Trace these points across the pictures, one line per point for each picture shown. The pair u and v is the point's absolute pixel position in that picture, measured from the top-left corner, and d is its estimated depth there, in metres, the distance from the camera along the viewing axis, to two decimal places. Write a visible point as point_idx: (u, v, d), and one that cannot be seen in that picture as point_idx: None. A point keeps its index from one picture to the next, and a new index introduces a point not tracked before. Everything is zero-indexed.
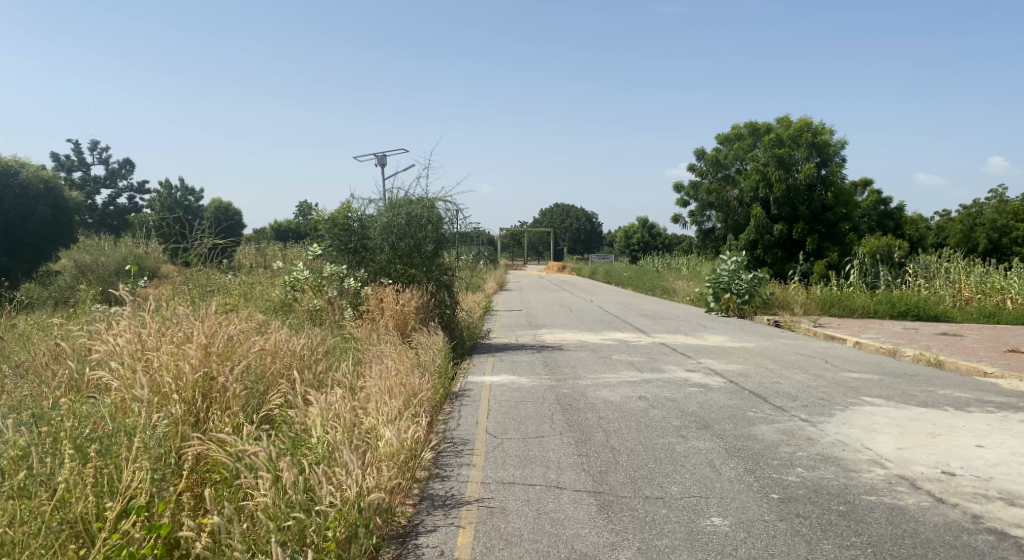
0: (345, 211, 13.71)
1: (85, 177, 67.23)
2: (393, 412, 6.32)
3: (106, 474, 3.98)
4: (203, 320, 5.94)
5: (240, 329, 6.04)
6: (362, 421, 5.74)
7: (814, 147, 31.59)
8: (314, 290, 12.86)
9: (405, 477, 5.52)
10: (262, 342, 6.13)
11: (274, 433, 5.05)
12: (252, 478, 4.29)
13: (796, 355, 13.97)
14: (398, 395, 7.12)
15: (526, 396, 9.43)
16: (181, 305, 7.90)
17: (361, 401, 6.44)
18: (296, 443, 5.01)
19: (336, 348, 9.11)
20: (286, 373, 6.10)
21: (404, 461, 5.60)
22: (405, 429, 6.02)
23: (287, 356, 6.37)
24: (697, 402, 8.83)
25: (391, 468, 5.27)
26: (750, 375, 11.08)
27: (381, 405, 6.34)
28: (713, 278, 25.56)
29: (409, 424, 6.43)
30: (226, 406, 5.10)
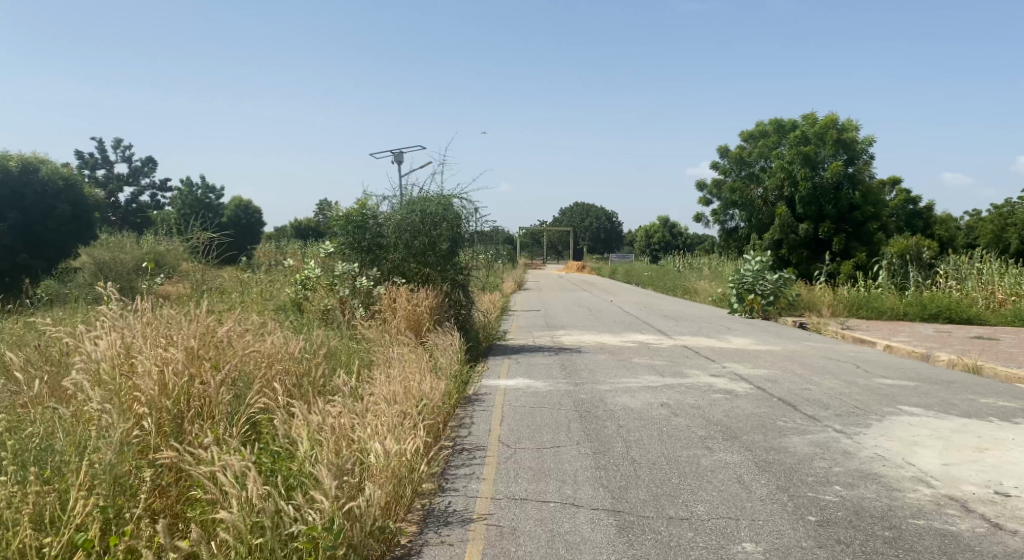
0: (358, 208, 13.35)
1: (108, 175, 67.71)
2: (396, 422, 5.90)
3: (55, 501, 3.62)
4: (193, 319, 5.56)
5: (231, 329, 5.65)
6: (361, 430, 5.32)
7: (841, 144, 30.82)
8: (326, 290, 12.54)
9: (403, 492, 5.08)
10: (256, 344, 5.73)
11: (258, 446, 4.66)
12: (224, 500, 3.90)
13: (825, 359, 13.44)
14: (404, 401, 6.69)
15: (543, 402, 9.00)
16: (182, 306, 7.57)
17: (362, 409, 6.04)
18: (282, 456, 4.61)
19: (345, 350, 8.73)
20: (280, 377, 5.70)
21: (403, 474, 5.15)
22: (407, 438, 5.59)
23: (284, 358, 5.97)
24: (722, 410, 8.35)
25: (387, 483, 4.85)
26: (777, 380, 10.57)
27: (384, 413, 5.94)
28: (737, 278, 24.96)
29: (412, 433, 6.00)
30: (207, 414, 4.73)
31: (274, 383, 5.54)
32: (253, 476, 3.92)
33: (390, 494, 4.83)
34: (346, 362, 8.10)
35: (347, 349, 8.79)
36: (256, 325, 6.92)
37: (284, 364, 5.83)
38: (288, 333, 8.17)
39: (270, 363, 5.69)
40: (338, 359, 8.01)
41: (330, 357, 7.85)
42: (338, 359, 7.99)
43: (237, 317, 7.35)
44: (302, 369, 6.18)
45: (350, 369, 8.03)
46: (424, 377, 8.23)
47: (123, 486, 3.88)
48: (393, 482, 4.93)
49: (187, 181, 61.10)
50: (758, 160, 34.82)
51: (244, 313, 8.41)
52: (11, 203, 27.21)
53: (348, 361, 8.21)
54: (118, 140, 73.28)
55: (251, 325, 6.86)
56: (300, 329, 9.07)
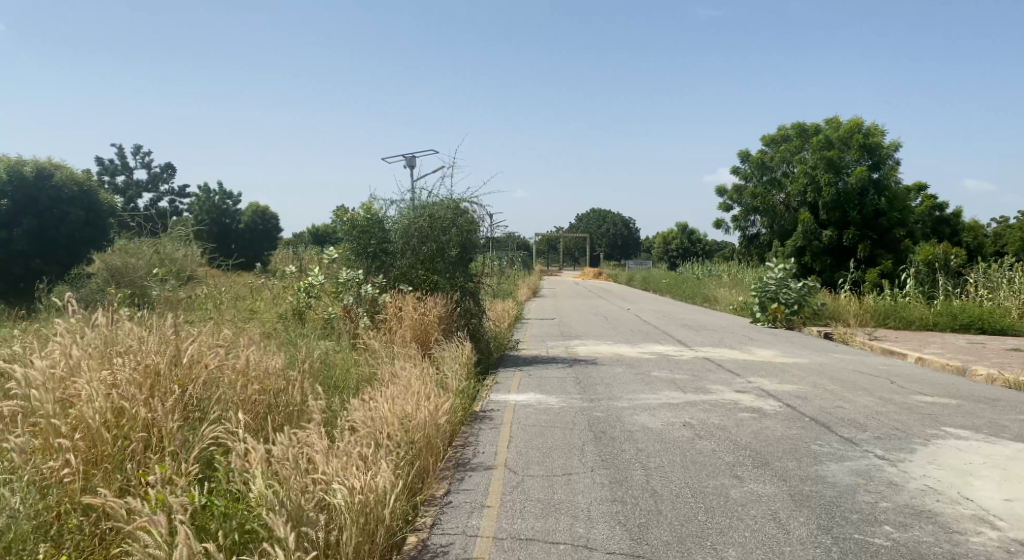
0: (364, 212, 12.78)
1: (127, 182, 67.75)
2: (372, 452, 5.31)
3: None
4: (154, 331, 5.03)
5: (196, 344, 5.12)
6: (331, 463, 4.75)
7: (866, 149, 29.97)
8: (330, 298, 11.98)
9: (378, 532, 4.51)
10: (225, 359, 5.20)
11: (210, 485, 4.17)
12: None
13: (856, 373, 12.70)
14: (394, 421, 6.09)
15: (555, 421, 8.33)
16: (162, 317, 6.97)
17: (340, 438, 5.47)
18: (234, 498, 4.10)
19: (344, 363, 8.10)
20: (249, 398, 5.16)
21: (379, 510, 4.57)
22: (386, 467, 5.02)
23: (258, 376, 5.42)
24: (750, 433, 7.67)
25: (356, 525, 4.29)
26: (808, 397, 9.85)
27: (359, 443, 5.35)
28: (759, 287, 24.12)
29: (396, 461, 5.42)
30: (154, 445, 4.24)
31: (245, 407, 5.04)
32: (183, 531, 3.44)
33: (359, 538, 4.27)
34: (341, 380, 7.47)
35: (343, 363, 8.14)
36: (238, 342, 6.41)
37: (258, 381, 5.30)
38: (277, 346, 7.64)
39: (242, 382, 5.18)
40: (332, 377, 7.39)
41: (321, 375, 7.24)
42: (333, 377, 7.36)
43: (219, 333, 6.79)
44: (284, 385, 5.65)
45: (346, 388, 7.41)
46: (427, 393, 7.60)
47: (34, 547, 3.45)
48: (363, 523, 4.36)
49: (203, 187, 60.88)
50: (780, 165, 33.95)
51: (235, 330, 7.84)
52: (26, 208, 26.38)
53: (346, 379, 7.59)
54: (136, 147, 73.34)
55: (232, 343, 6.36)
56: (294, 342, 8.45)
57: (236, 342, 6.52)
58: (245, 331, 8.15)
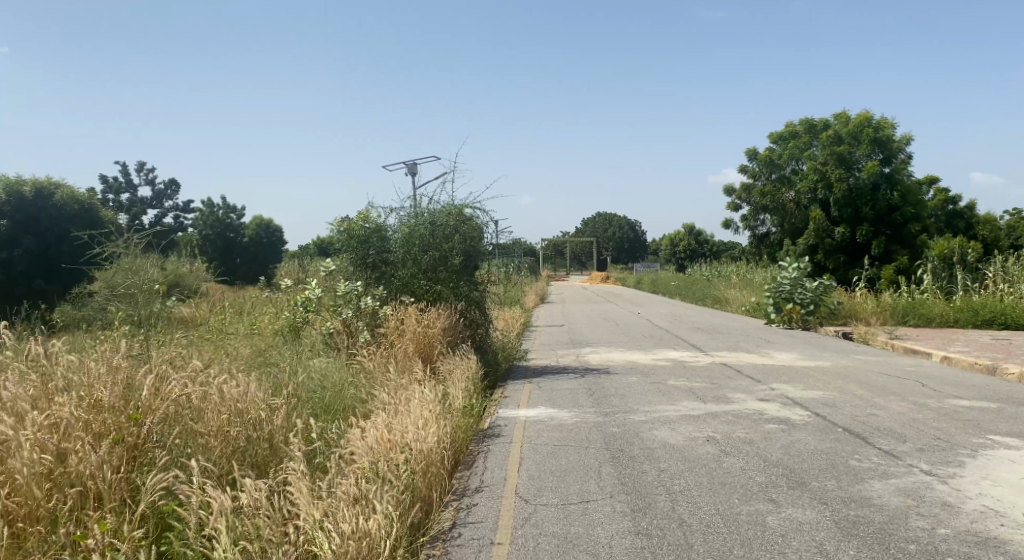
0: (361, 221, 12.24)
1: (132, 199, 67.47)
2: (363, 490, 4.87)
3: None
4: (111, 362, 4.62)
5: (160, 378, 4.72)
6: (313, 505, 4.38)
7: (877, 143, 29.36)
8: (328, 312, 11.43)
9: None
10: (192, 392, 4.81)
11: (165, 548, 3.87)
12: None
13: (883, 375, 12.09)
14: (393, 448, 5.66)
15: (568, 438, 7.77)
16: (142, 344, 6.46)
17: (328, 477, 5.06)
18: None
19: (341, 385, 7.56)
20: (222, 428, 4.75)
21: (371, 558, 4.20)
22: (378, 506, 4.63)
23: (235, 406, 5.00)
24: (781, 448, 7.08)
25: None
26: (838, 405, 9.23)
27: (350, 482, 4.91)
28: (773, 287, 23.33)
29: (392, 493, 5.00)
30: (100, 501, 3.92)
31: (215, 443, 4.65)
32: None
33: None
34: (337, 407, 6.94)
35: (340, 385, 7.59)
36: (221, 369, 5.96)
37: (234, 412, 4.90)
38: (267, 371, 7.12)
39: (214, 412, 4.78)
40: (326, 402, 6.86)
41: (314, 402, 6.72)
42: (328, 405, 6.83)
43: (201, 360, 6.30)
44: (269, 415, 5.21)
45: (342, 416, 6.87)
46: (430, 415, 7.08)
47: None
48: None
49: (207, 202, 60.57)
50: (790, 162, 33.24)
51: (221, 356, 7.32)
52: (27, 228, 25.86)
53: (342, 405, 7.05)
54: (139, 163, 73.16)
55: (215, 371, 5.93)
56: (286, 362, 7.92)
57: (216, 370, 6.06)
58: (235, 357, 7.62)
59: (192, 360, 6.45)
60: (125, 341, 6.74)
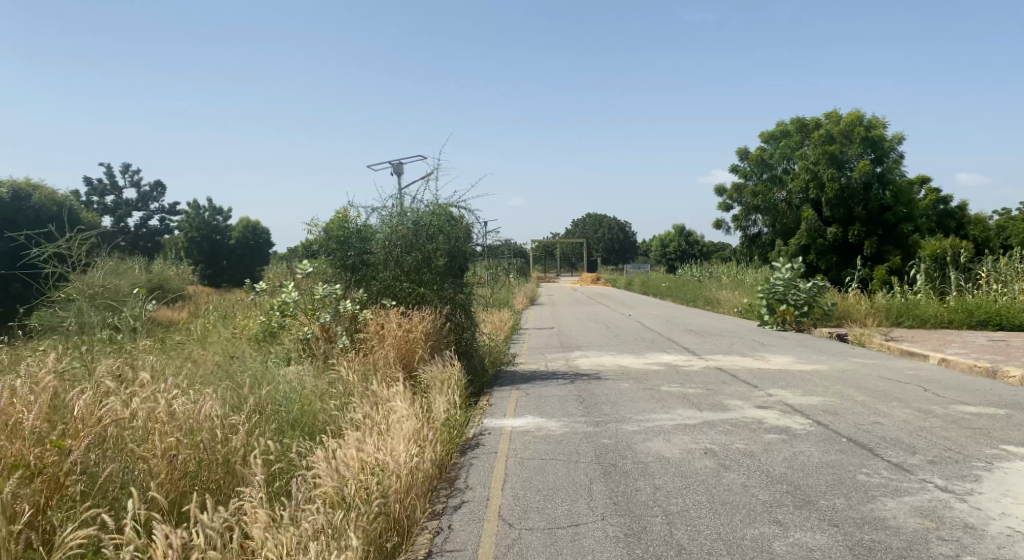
0: (340, 220, 11.76)
1: (117, 201, 66.62)
2: (331, 519, 4.43)
3: None
4: (35, 395, 4.25)
5: (93, 402, 4.33)
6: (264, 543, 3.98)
7: (868, 142, 29.07)
8: (305, 316, 10.96)
9: None
10: (128, 417, 4.43)
11: None
12: None
13: (883, 379, 11.68)
14: (365, 472, 5.20)
15: (556, 450, 7.29)
16: (95, 359, 6.00)
17: (292, 504, 4.62)
18: None
19: (314, 397, 7.11)
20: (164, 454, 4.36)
21: None
22: (346, 539, 4.19)
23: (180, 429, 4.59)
24: (784, 461, 6.62)
25: None
26: (840, 413, 8.79)
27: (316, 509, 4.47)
28: (766, 288, 22.89)
29: (363, 523, 4.56)
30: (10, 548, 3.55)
31: (158, 469, 4.28)
32: None
33: None
34: (308, 426, 6.48)
35: (313, 396, 7.13)
36: (179, 387, 5.58)
37: (178, 435, 4.50)
38: (234, 384, 6.67)
39: (158, 434, 4.42)
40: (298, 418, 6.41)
41: (283, 418, 6.27)
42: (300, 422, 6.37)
43: (159, 378, 5.89)
44: (225, 434, 4.83)
45: (313, 437, 6.42)
46: (409, 430, 6.62)
47: None
48: None
49: (193, 203, 60.06)
50: (781, 161, 32.92)
51: (187, 370, 6.88)
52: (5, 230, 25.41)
53: (314, 422, 6.59)
54: (125, 165, 72.70)
55: (172, 388, 5.55)
56: (257, 373, 7.43)
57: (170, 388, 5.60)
58: (202, 371, 7.12)
59: (151, 378, 6.05)
60: (79, 355, 6.31)
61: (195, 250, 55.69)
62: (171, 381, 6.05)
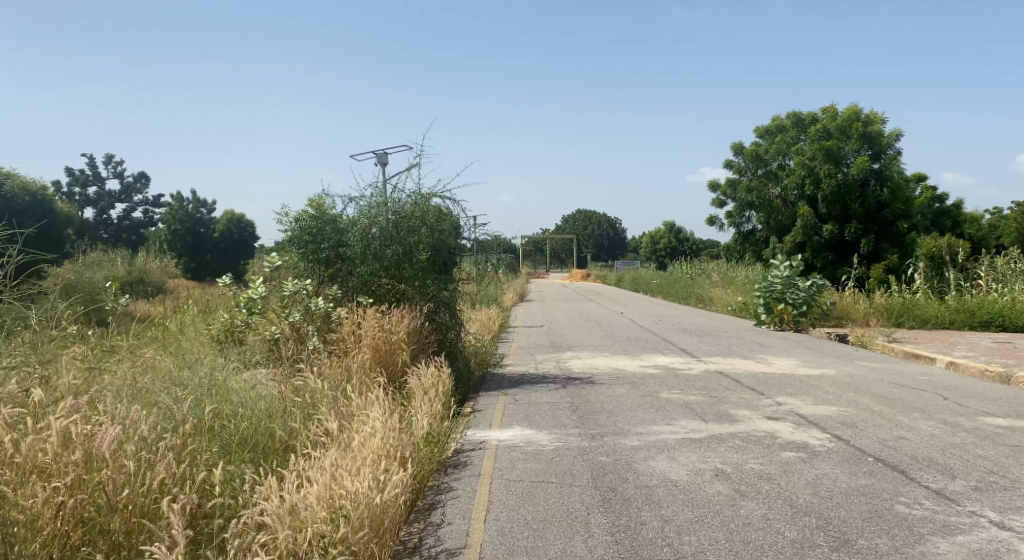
0: (314, 210, 10.87)
1: (100, 193, 65.33)
2: None
3: None
4: None
5: None
6: None
7: (866, 138, 28.33)
8: (274, 315, 10.07)
9: None
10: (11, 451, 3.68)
11: None
12: None
13: (896, 386, 10.91)
14: (323, 514, 4.37)
15: (548, 471, 6.45)
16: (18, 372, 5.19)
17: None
18: None
19: (280, 409, 6.20)
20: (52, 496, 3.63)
21: None
22: None
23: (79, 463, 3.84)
24: (808, 486, 5.80)
25: None
26: (859, 426, 7.97)
27: None
28: (764, 286, 22.03)
29: None
30: None
31: (42, 519, 3.56)
32: None
33: None
34: (270, 446, 5.56)
35: (277, 407, 6.21)
36: (109, 404, 4.77)
37: (74, 474, 3.74)
38: (185, 391, 5.76)
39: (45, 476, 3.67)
40: (261, 437, 5.47)
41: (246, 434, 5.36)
42: (261, 441, 5.43)
43: (89, 394, 5.08)
44: (144, 464, 4.03)
45: (276, 459, 5.51)
46: (384, 453, 5.72)
47: None
48: None
49: (176, 195, 59.18)
50: (776, 157, 32.20)
51: (132, 379, 5.96)
52: None
53: (276, 439, 5.66)
54: (108, 154, 71.79)
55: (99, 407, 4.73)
56: (214, 379, 6.49)
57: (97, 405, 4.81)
58: (152, 379, 6.23)
59: (81, 394, 5.16)
60: (3, 358, 5.40)
61: (178, 242, 55.02)
62: (107, 397, 5.20)
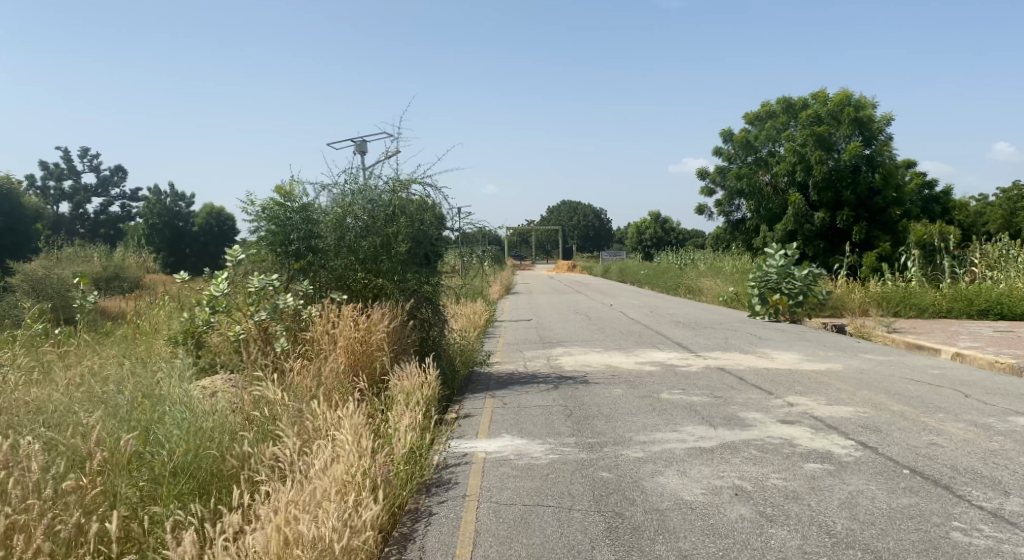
0: (282, 198, 9.98)
1: (75, 186, 63.81)
2: None
3: None
4: None
5: None
6: None
7: (858, 123, 27.65)
8: (239, 313, 9.24)
9: None
10: None
11: None
12: None
13: (910, 382, 10.19)
14: None
15: (543, 490, 5.69)
16: None
17: None
18: None
19: (235, 428, 5.40)
20: None
21: None
22: None
23: None
24: (844, 508, 5.05)
25: None
26: (884, 431, 7.23)
27: None
28: (758, 276, 21.33)
29: None
30: None
31: None
32: None
33: None
34: (217, 475, 4.79)
35: (232, 426, 5.40)
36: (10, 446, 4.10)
37: None
38: (121, 405, 5.05)
39: None
40: (205, 464, 4.71)
41: (191, 458, 4.61)
42: (205, 470, 4.68)
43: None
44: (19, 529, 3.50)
45: (224, 490, 4.76)
46: (351, 483, 4.92)
47: None
48: None
49: (154, 187, 57.85)
50: (766, 143, 31.52)
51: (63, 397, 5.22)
52: None
53: (223, 470, 4.89)
54: (83, 146, 70.33)
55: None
56: (160, 391, 5.67)
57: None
58: (88, 395, 5.41)
59: None
60: None
61: (156, 236, 53.72)
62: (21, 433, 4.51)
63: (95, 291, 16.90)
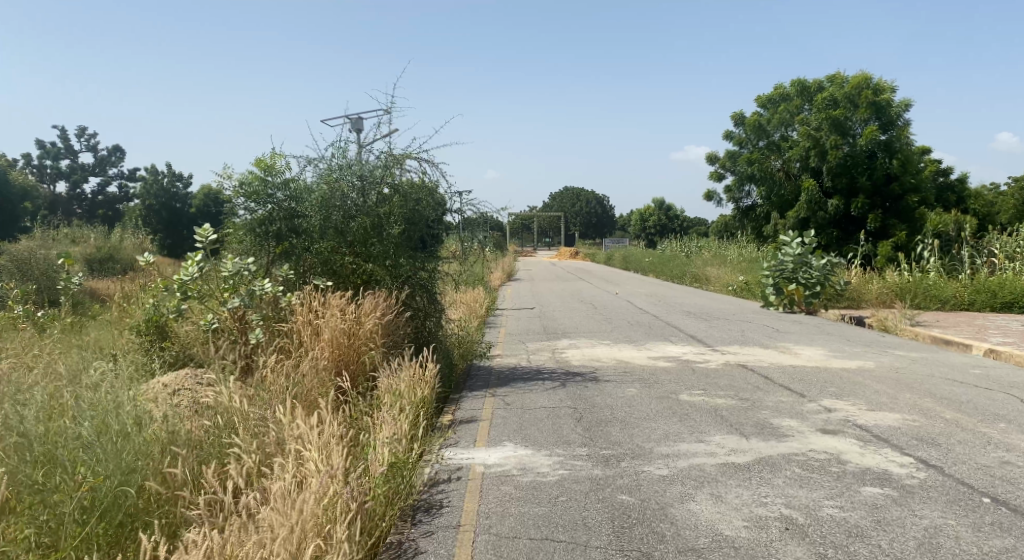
0: (263, 172, 9.01)
1: (73, 166, 62.96)
2: None
3: None
4: None
5: None
6: None
7: (876, 107, 26.55)
8: (213, 300, 8.27)
9: None
10: None
11: None
12: None
13: (953, 383, 9.21)
14: None
15: (551, 519, 4.75)
16: None
17: None
18: None
19: (177, 443, 4.49)
20: None
21: None
22: None
23: None
24: (926, 551, 4.10)
25: None
26: (943, 444, 6.27)
27: None
28: (773, 266, 20.29)
29: None
30: None
31: None
32: None
33: None
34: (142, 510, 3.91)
35: (174, 439, 4.49)
36: None
37: None
38: (23, 416, 4.19)
39: None
40: (126, 497, 3.83)
41: (102, 492, 3.74)
42: (123, 505, 3.80)
43: None
44: None
45: (151, 530, 3.88)
46: (316, 520, 3.98)
47: None
48: None
49: (151, 168, 56.92)
50: (779, 127, 30.58)
51: None
52: None
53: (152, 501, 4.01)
54: (81, 126, 69.35)
55: None
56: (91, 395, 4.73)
57: None
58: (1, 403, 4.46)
59: None
60: None
61: (153, 218, 52.88)
62: None
63: (76, 273, 15.99)
